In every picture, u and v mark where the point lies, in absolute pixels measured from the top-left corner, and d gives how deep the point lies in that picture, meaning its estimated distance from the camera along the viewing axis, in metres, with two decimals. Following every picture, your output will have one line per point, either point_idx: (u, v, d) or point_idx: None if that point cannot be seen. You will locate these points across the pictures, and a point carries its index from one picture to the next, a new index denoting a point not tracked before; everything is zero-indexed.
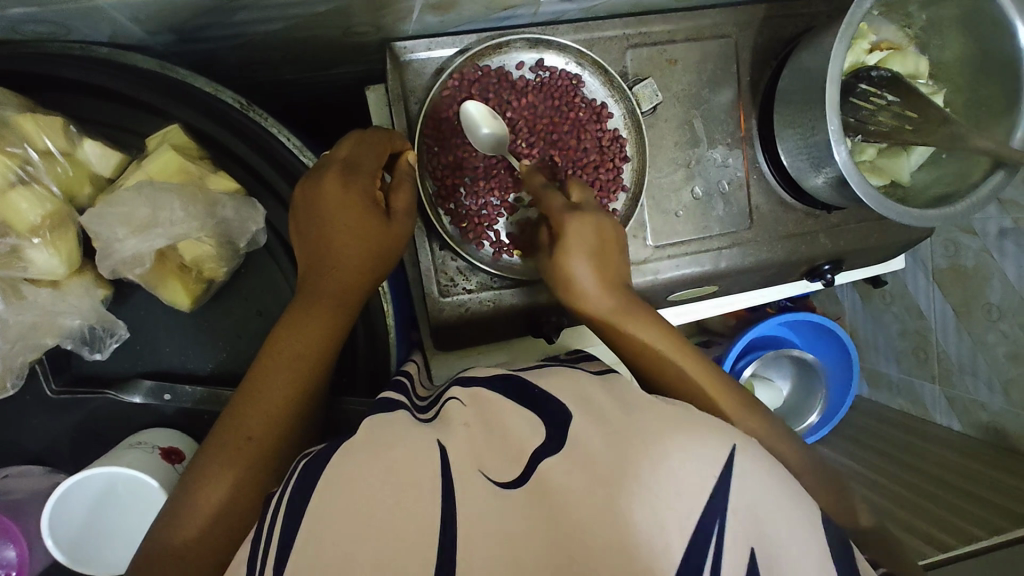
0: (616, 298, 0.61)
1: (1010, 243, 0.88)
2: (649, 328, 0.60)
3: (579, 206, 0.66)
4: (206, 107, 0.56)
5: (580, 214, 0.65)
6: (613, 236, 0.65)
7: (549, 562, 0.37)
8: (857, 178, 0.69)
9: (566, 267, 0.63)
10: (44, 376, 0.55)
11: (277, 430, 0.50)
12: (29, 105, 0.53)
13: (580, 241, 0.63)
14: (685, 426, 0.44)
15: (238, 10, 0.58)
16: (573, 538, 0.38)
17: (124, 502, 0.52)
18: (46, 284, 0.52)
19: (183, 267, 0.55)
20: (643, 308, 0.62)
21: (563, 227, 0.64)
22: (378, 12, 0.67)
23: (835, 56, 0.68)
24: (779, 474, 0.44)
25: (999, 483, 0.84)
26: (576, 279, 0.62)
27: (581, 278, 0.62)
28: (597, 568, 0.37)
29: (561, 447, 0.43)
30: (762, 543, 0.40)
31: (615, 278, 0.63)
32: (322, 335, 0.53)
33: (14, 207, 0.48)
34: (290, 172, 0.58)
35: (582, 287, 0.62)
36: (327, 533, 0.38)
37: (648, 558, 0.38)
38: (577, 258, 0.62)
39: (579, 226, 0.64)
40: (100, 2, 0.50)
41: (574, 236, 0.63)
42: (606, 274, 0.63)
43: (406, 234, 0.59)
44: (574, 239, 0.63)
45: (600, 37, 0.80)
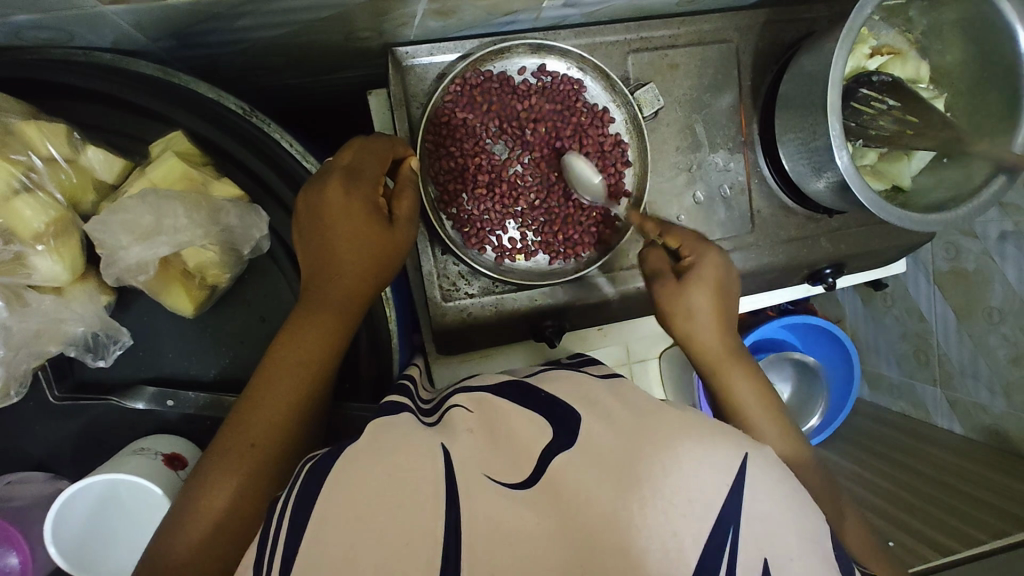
0: (726, 339, 0.64)
1: (1011, 246, 0.88)
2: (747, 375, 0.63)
3: (706, 243, 0.68)
4: (210, 114, 0.56)
5: (713, 250, 0.67)
6: (734, 280, 0.67)
7: (554, 566, 0.37)
8: (858, 183, 0.69)
9: (685, 295, 0.64)
10: (47, 383, 0.56)
11: (280, 436, 0.49)
12: (32, 111, 0.53)
13: (712, 277, 0.65)
14: (693, 432, 0.44)
15: (241, 16, 0.58)
16: (578, 543, 0.38)
17: (127, 508, 0.52)
18: (50, 290, 0.52)
19: (186, 272, 0.55)
20: (745, 353, 0.65)
21: (696, 261, 0.66)
22: (380, 18, 0.67)
23: (836, 60, 0.68)
24: (782, 479, 0.44)
25: (1001, 487, 0.84)
26: (694, 309, 0.64)
27: (703, 314, 0.64)
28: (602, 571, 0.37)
29: (567, 456, 0.43)
30: (762, 548, 0.40)
31: (727, 319, 0.65)
32: (325, 340, 0.53)
33: (19, 214, 0.48)
34: (293, 178, 0.58)
35: (702, 322, 0.64)
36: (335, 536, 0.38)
37: (656, 563, 0.38)
38: (703, 292, 0.64)
39: (715, 267, 0.65)
40: (103, 9, 0.50)
41: (709, 273, 0.65)
42: (724, 313, 0.65)
43: (409, 238, 0.59)
44: (707, 274, 0.65)
45: (602, 42, 0.80)
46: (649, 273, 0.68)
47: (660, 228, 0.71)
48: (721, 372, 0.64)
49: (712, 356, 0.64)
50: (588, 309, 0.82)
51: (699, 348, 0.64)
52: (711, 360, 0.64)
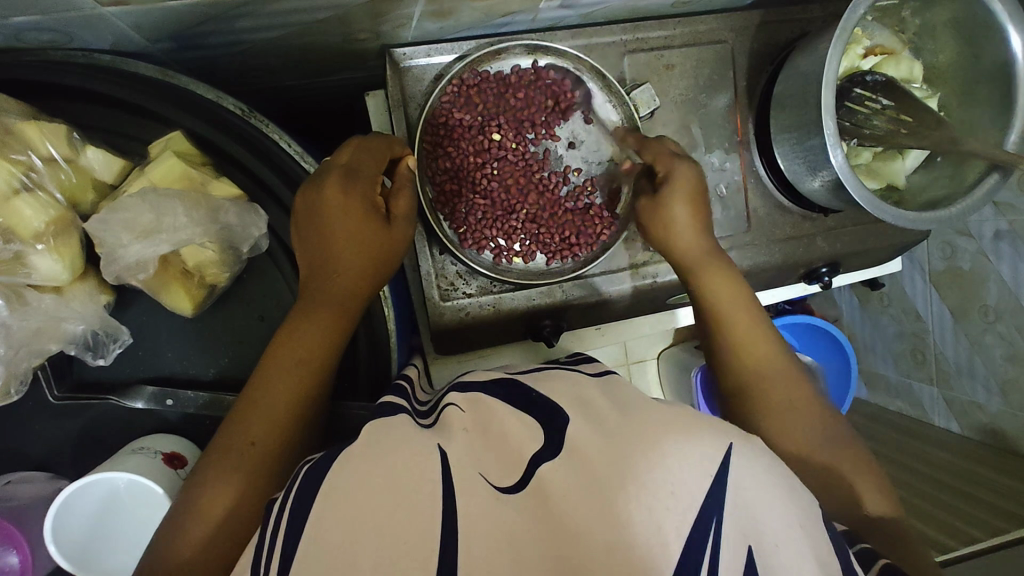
0: (708, 245, 0.69)
1: (1006, 244, 0.89)
2: (728, 280, 0.67)
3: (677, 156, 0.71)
4: (207, 113, 0.57)
5: (687, 162, 0.71)
6: (705, 189, 0.71)
7: (541, 566, 0.38)
8: (853, 182, 0.69)
9: (663, 205, 0.70)
10: (46, 382, 0.55)
11: (278, 436, 0.50)
12: (32, 112, 0.53)
13: (684, 186, 0.69)
14: (680, 427, 0.45)
15: (239, 17, 0.59)
16: (567, 542, 0.38)
17: (128, 506, 0.52)
18: (49, 290, 0.52)
19: (185, 272, 0.56)
20: (728, 263, 0.69)
21: (669, 171, 0.70)
22: (378, 19, 0.67)
23: (830, 60, 0.68)
24: (770, 468, 0.45)
25: (998, 485, 0.84)
26: (670, 206, 0.69)
27: (677, 219, 0.69)
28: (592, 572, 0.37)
29: (552, 462, 0.43)
30: (749, 536, 0.40)
31: (705, 232, 0.70)
32: (323, 339, 0.53)
33: (18, 214, 0.48)
34: (291, 177, 0.58)
35: (678, 227, 0.69)
36: (331, 540, 0.38)
37: (643, 560, 0.38)
38: (678, 203, 0.69)
39: (688, 176, 0.70)
40: (102, 10, 0.51)
41: (681, 181, 0.69)
42: (700, 220, 0.70)
43: (406, 238, 0.60)
44: (680, 183, 0.69)
45: (598, 43, 0.80)
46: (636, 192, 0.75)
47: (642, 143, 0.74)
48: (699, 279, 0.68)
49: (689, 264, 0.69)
50: (587, 310, 0.83)
51: (678, 253, 0.70)
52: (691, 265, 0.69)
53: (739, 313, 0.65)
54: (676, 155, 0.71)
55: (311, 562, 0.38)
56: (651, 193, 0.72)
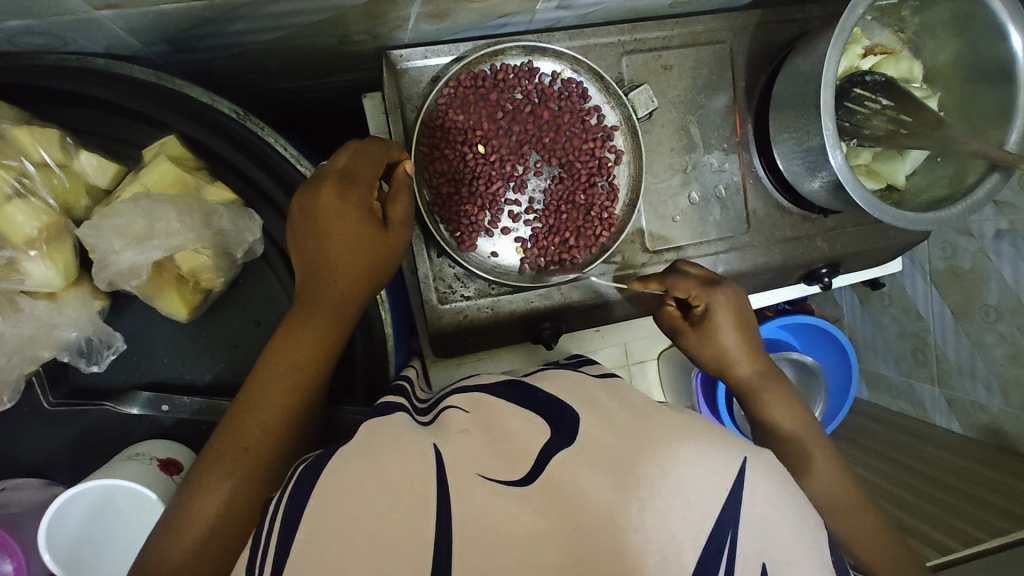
0: (759, 365, 0.69)
1: (1007, 244, 0.88)
2: (784, 399, 0.67)
3: (715, 280, 0.71)
4: (201, 116, 0.56)
5: (722, 288, 0.70)
6: (748, 309, 0.71)
7: (555, 566, 0.37)
8: (851, 182, 0.69)
9: (712, 337, 0.69)
10: (41, 388, 0.55)
11: (273, 442, 0.49)
12: (25, 117, 0.52)
13: (730, 316, 0.69)
14: (693, 436, 0.44)
15: (235, 20, 0.58)
16: (579, 546, 0.38)
17: (121, 514, 0.51)
18: (42, 296, 0.51)
19: (180, 277, 0.55)
20: (781, 378, 0.69)
21: (708, 306, 0.69)
22: (374, 21, 0.67)
23: (828, 60, 0.68)
24: (779, 483, 0.45)
25: (1000, 485, 0.84)
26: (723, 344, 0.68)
27: (729, 350, 0.69)
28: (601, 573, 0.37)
29: (564, 453, 0.43)
30: (762, 552, 0.40)
31: (755, 351, 0.69)
32: (319, 345, 0.53)
33: (10, 219, 0.48)
34: (286, 180, 0.58)
35: (730, 358, 0.69)
36: (325, 540, 0.38)
37: (654, 564, 0.38)
38: (725, 332, 0.69)
39: (728, 302, 0.69)
40: (96, 14, 0.51)
41: (722, 312, 0.69)
42: (750, 342, 0.69)
43: (403, 242, 0.59)
44: (722, 317, 0.69)
45: (596, 44, 0.80)
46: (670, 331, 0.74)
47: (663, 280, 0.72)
48: (761, 401, 0.67)
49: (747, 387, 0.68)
50: (585, 312, 0.83)
51: (738, 377, 0.69)
52: (749, 389, 0.68)
53: (798, 427, 0.66)
54: (709, 285, 0.70)
55: (306, 561, 0.38)
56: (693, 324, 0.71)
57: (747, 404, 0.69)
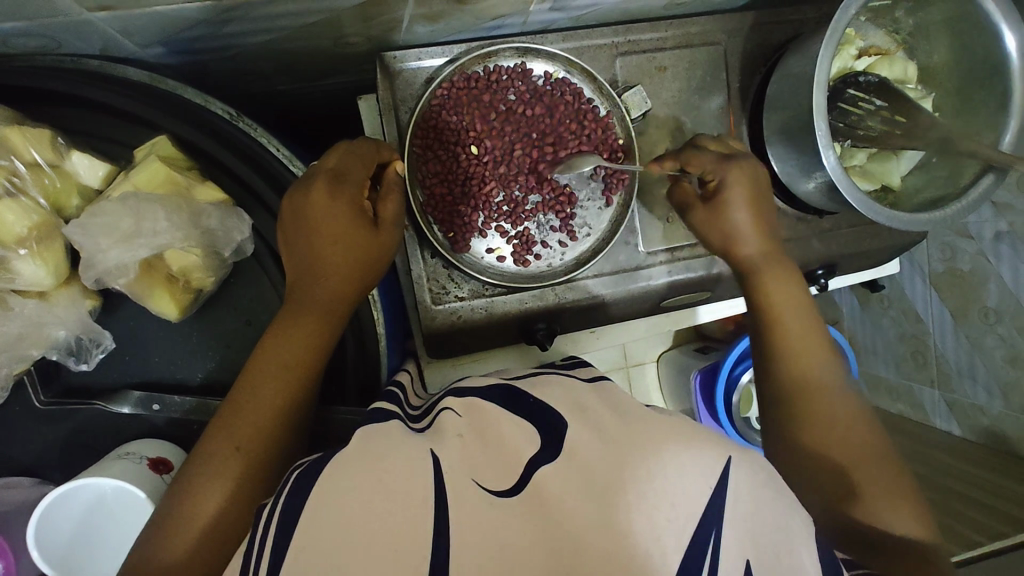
0: (768, 248, 0.70)
1: (1006, 246, 0.88)
2: (784, 278, 0.68)
3: (731, 156, 0.71)
4: (193, 117, 0.56)
5: (740, 166, 0.70)
6: (764, 182, 0.71)
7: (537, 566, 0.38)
8: (846, 184, 0.69)
9: (724, 214, 0.70)
10: (33, 388, 0.55)
11: (263, 443, 0.49)
12: (19, 117, 0.53)
13: (743, 192, 0.69)
14: (681, 436, 0.44)
15: (227, 22, 0.59)
16: (563, 544, 0.38)
17: (111, 514, 0.51)
18: (33, 295, 0.52)
19: (171, 276, 0.55)
20: (788, 263, 0.69)
21: (721, 182, 0.70)
22: (367, 23, 0.67)
23: (821, 61, 0.68)
24: (769, 480, 0.44)
25: (1001, 489, 0.83)
26: (733, 220, 0.69)
27: (741, 224, 0.69)
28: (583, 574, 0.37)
29: (550, 465, 0.43)
30: (746, 548, 0.40)
31: (766, 226, 0.70)
32: (309, 346, 0.53)
33: (0, 219, 0.48)
34: (278, 181, 0.58)
35: (740, 230, 0.70)
36: (316, 542, 0.39)
37: (642, 565, 0.38)
38: (737, 207, 0.69)
39: (744, 176, 0.70)
40: (88, 16, 0.51)
41: (736, 188, 0.69)
42: (761, 218, 0.70)
43: (394, 242, 0.59)
44: (737, 192, 0.69)
45: (590, 46, 0.80)
46: (680, 204, 0.75)
47: (681, 156, 0.72)
48: (761, 276, 0.68)
49: (751, 261, 0.69)
50: (580, 313, 0.83)
51: (744, 253, 0.70)
52: (750, 264, 0.69)
53: (793, 310, 0.66)
54: (726, 160, 0.70)
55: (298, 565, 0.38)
56: (704, 199, 0.72)
57: (747, 280, 0.69)
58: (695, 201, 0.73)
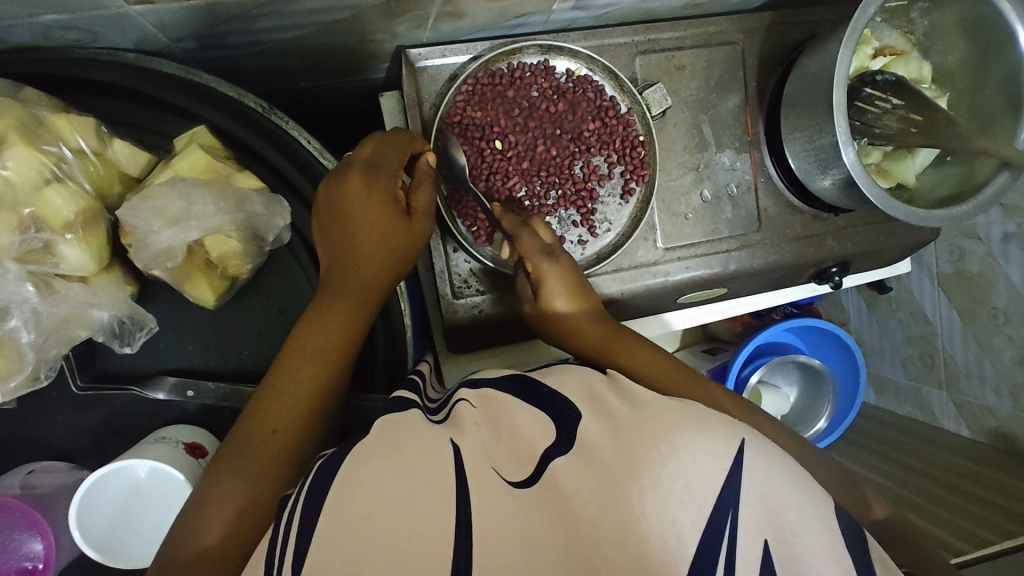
0: (601, 330, 0.64)
1: (1015, 247, 0.89)
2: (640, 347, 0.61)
3: (552, 251, 0.69)
4: (231, 108, 0.58)
5: (556, 260, 0.69)
6: (583, 278, 0.69)
7: (559, 560, 0.38)
8: (865, 180, 0.70)
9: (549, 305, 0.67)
10: (71, 372, 0.56)
11: (300, 426, 0.50)
12: (62, 106, 0.54)
13: (561, 283, 0.67)
14: (690, 422, 0.45)
15: (262, 16, 0.60)
16: (579, 538, 0.39)
17: (148, 498, 0.52)
18: (77, 279, 0.52)
19: (209, 263, 0.56)
20: (629, 334, 0.64)
21: (538, 271, 0.68)
22: (394, 20, 0.69)
23: (840, 61, 0.70)
24: (780, 461, 0.45)
25: (1008, 487, 0.84)
26: (559, 312, 0.66)
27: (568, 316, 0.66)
28: (606, 567, 0.37)
29: (564, 458, 0.43)
30: (763, 530, 0.41)
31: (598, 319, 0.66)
32: (342, 332, 0.53)
33: (49, 203, 0.49)
34: (312, 172, 0.59)
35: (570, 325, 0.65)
36: (342, 531, 0.39)
37: (659, 554, 0.38)
38: (559, 296, 0.66)
39: (560, 270, 0.68)
40: (129, 8, 0.52)
41: (552, 277, 0.67)
42: (589, 310, 0.66)
43: (426, 232, 0.60)
44: (552, 283, 0.67)
45: (610, 44, 0.81)
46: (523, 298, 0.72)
47: (516, 238, 0.70)
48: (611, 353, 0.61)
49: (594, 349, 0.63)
50: None
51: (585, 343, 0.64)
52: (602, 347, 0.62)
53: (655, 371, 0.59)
54: (547, 252, 0.69)
55: (323, 556, 0.38)
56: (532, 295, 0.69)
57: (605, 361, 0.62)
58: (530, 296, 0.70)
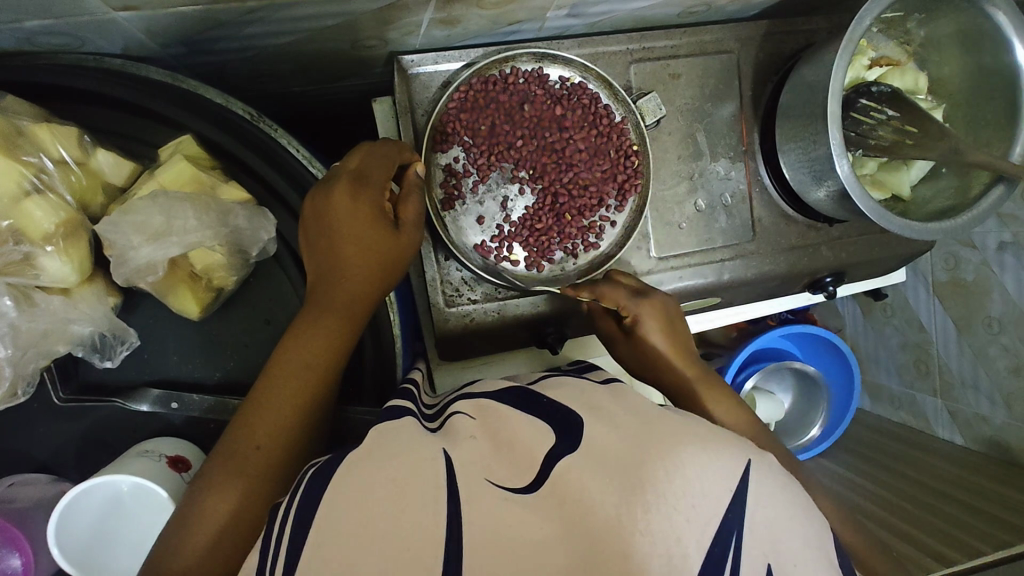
0: (694, 369, 0.65)
1: (1010, 256, 0.89)
2: (724, 403, 0.63)
3: (644, 290, 0.70)
4: (216, 117, 0.57)
5: (648, 299, 0.68)
6: (676, 316, 0.69)
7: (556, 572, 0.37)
8: (858, 192, 0.70)
9: (642, 344, 0.67)
10: (52, 383, 0.55)
11: (284, 442, 0.50)
12: (44, 115, 0.53)
13: (657, 323, 0.66)
14: (697, 438, 0.45)
15: (251, 23, 0.59)
16: (581, 551, 0.38)
17: (131, 513, 0.52)
18: (57, 291, 0.51)
19: (193, 275, 0.55)
20: (716, 380, 0.65)
21: (634, 315, 0.67)
22: (386, 26, 0.68)
23: (836, 71, 0.69)
24: (787, 486, 0.45)
25: (1002, 497, 0.84)
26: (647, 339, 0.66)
27: (660, 350, 0.66)
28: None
29: (570, 458, 0.43)
30: (767, 554, 0.40)
31: (688, 352, 0.67)
32: (329, 344, 0.53)
33: (29, 216, 0.48)
34: (300, 182, 0.59)
35: (663, 357, 0.66)
36: (333, 540, 0.38)
37: (660, 567, 0.38)
38: (654, 335, 0.66)
39: (659, 308, 0.68)
40: (115, 15, 0.51)
41: (650, 317, 0.67)
42: (681, 346, 0.66)
43: (415, 243, 0.60)
44: (649, 322, 0.67)
45: (604, 52, 0.81)
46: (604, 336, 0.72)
47: (593, 288, 0.72)
48: (698, 403, 0.63)
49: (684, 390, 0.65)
50: (588, 318, 0.84)
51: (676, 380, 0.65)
52: (687, 393, 0.64)
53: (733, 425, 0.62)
54: (637, 294, 0.69)
55: (315, 565, 0.37)
56: (625, 334, 0.69)
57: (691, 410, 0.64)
58: (619, 336, 0.70)
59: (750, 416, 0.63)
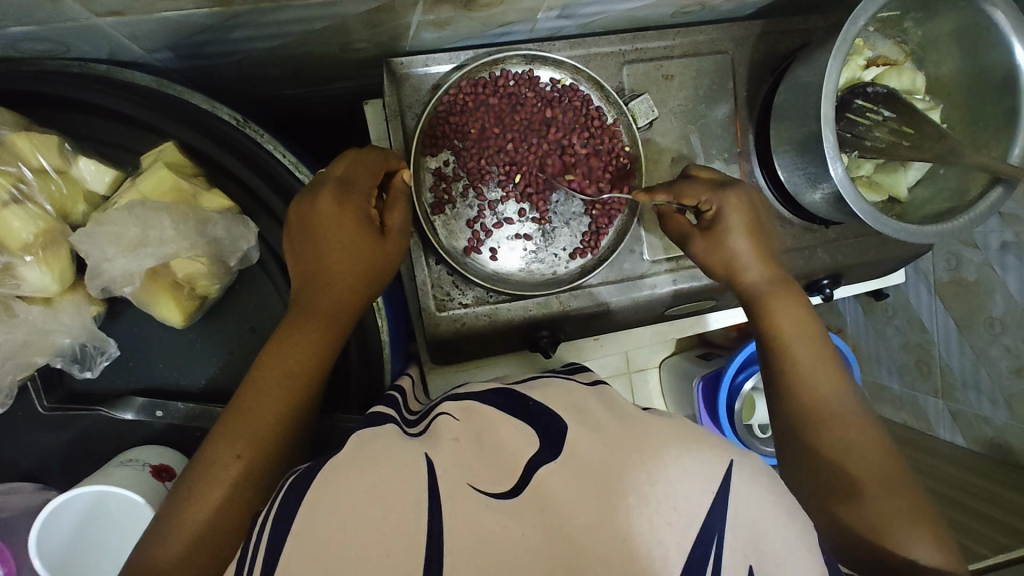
0: (772, 274, 0.67)
1: (1013, 257, 0.88)
2: (794, 307, 0.65)
3: (725, 184, 0.68)
4: (200, 124, 0.56)
5: (734, 193, 0.68)
6: (763, 218, 0.69)
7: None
8: (851, 195, 0.69)
9: (724, 243, 0.67)
10: (36, 393, 0.55)
11: (265, 451, 0.49)
12: (25, 124, 0.53)
13: (741, 220, 0.67)
14: (681, 441, 0.44)
15: (235, 28, 0.59)
16: (564, 557, 0.37)
17: (110, 523, 0.51)
18: (38, 301, 0.52)
19: (176, 284, 0.55)
20: (794, 288, 0.67)
21: (716, 211, 0.67)
22: (373, 30, 0.67)
23: (829, 72, 0.68)
24: (774, 486, 0.44)
25: (1003, 501, 0.83)
26: (727, 237, 0.67)
27: (740, 253, 0.67)
28: None
29: (550, 465, 0.42)
30: (749, 555, 0.39)
31: (768, 256, 0.68)
32: (312, 352, 0.53)
33: (7, 225, 0.49)
34: (285, 187, 0.58)
35: (741, 260, 0.67)
36: (311, 547, 0.38)
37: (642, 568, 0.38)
38: (737, 237, 0.67)
39: (740, 210, 0.67)
40: (98, 21, 0.51)
41: (734, 217, 0.67)
42: (761, 247, 0.68)
43: (402, 249, 0.60)
44: (734, 220, 0.67)
45: (597, 53, 0.80)
46: (680, 238, 0.72)
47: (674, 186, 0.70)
48: (768, 304, 0.65)
49: (758, 288, 0.67)
50: (583, 321, 0.82)
51: (747, 284, 0.67)
52: (757, 293, 0.67)
53: (799, 333, 0.63)
54: (720, 187, 0.68)
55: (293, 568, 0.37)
56: (701, 232, 0.69)
57: (756, 310, 0.66)
58: (696, 234, 0.70)
59: (818, 325, 0.64)
